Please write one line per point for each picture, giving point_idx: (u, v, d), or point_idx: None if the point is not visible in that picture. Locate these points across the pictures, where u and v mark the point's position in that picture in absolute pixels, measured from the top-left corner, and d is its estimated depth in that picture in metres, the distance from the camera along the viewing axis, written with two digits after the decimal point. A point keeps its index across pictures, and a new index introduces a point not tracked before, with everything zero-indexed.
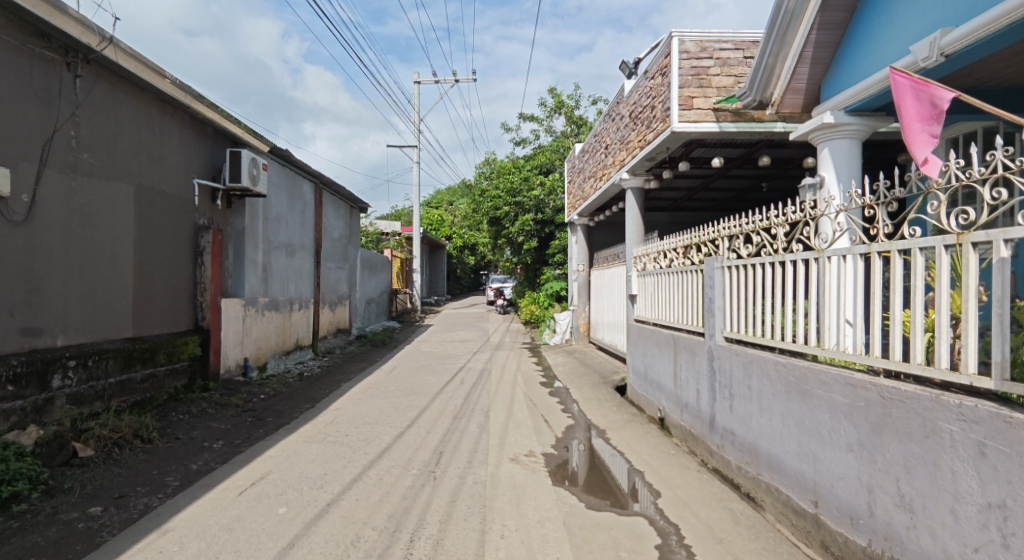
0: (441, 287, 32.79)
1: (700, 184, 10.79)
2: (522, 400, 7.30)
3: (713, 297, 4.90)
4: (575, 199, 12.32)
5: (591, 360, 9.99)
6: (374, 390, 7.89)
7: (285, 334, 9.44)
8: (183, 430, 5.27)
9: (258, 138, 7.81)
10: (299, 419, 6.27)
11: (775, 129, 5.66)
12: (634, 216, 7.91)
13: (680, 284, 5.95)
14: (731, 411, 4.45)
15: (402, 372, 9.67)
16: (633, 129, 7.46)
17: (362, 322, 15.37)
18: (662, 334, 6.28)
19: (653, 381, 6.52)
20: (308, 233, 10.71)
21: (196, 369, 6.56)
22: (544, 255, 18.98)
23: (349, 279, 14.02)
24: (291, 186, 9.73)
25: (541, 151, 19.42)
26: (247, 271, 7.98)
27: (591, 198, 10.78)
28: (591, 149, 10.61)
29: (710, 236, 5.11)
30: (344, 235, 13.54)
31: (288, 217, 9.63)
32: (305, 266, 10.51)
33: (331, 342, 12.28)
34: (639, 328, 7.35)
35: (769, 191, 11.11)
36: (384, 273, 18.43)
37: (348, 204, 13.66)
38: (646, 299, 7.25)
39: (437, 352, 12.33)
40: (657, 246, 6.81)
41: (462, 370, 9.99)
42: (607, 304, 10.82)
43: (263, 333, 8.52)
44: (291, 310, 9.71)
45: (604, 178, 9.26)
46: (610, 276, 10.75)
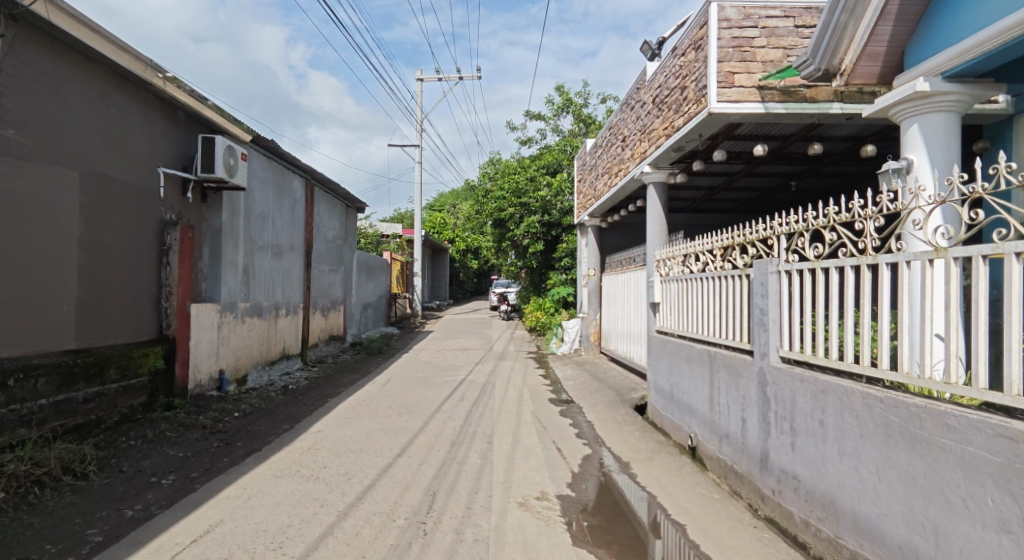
0: (442, 291, 31.99)
1: (723, 182, 10.08)
2: (530, 422, 6.45)
3: (766, 308, 4.05)
4: (586, 198, 11.51)
5: (603, 373, 9.11)
6: (364, 407, 7.04)
7: (269, 343, 8.62)
8: (130, 462, 4.45)
9: (239, 124, 7.02)
10: (274, 443, 5.43)
11: (830, 111, 4.90)
12: (656, 215, 7.08)
13: (716, 292, 5.10)
14: (792, 450, 3.61)
15: (398, 384, 8.82)
16: (657, 116, 6.67)
17: (358, 328, 14.54)
18: (694, 349, 5.43)
19: (682, 403, 5.68)
20: (298, 232, 9.92)
21: (158, 385, 5.73)
22: (550, 259, 18.18)
23: (344, 282, 13.21)
24: (280, 181, 8.98)
25: (548, 151, 18.68)
26: (226, 273, 7.17)
27: (604, 197, 9.98)
28: (604, 144, 9.81)
29: (760, 234, 4.25)
30: (339, 235, 12.75)
31: (275, 214, 8.84)
32: (294, 268, 9.74)
33: (323, 350, 11.45)
34: (662, 341, 6.52)
35: (798, 191, 10.38)
36: (382, 277, 17.61)
37: (342, 203, 12.89)
38: (671, 308, 6.41)
39: (436, 362, 11.47)
40: (685, 247, 5.98)
41: (463, 383, 9.14)
42: (621, 313, 9.95)
43: (243, 342, 7.70)
44: (276, 316, 8.90)
45: (620, 173, 8.45)
46: (625, 282, 9.91)
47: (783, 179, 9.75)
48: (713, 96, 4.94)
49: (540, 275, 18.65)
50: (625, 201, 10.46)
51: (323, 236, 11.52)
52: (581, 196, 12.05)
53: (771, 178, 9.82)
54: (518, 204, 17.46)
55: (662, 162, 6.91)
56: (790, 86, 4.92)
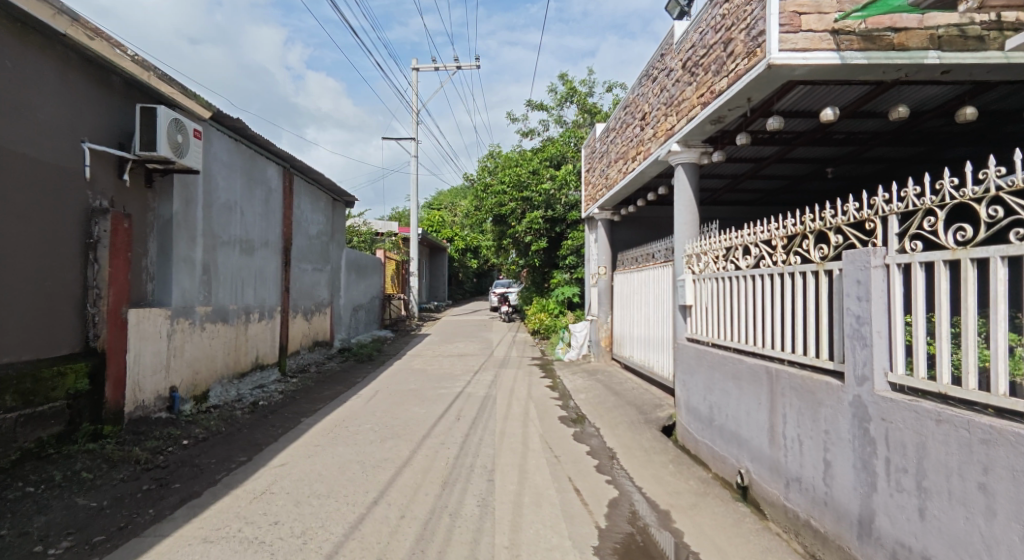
0: (441, 292, 30.86)
1: (750, 170, 9.06)
2: (539, 450, 5.37)
3: (862, 316, 2.97)
4: (596, 189, 10.46)
5: (619, 385, 8.03)
6: (340, 430, 5.95)
7: (237, 352, 7.54)
8: (15, 521, 3.39)
9: (193, 97, 5.94)
10: (222, 483, 4.35)
11: (925, 61, 3.84)
12: (685, 202, 6.02)
13: (776, 293, 4.03)
14: (920, 519, 2.53)
15: (385, 399, 7.75)
16: (688, 84, 5.62)
17: (348, 333, 13.46)
18: (744, 365, 4.36)
19: (728, 430, 4.63)
20: (275, 227, 8.85)
21: (81, 409, 4.64)
22: (553, 257, 17.12)
23: (331, 283, 12.13)
24: (250, 168, 7.93)
25: (551, 143, 17.62)
26: (180, 273, 6.10)
27: (618, 186, 8.92)
28: (618, 127, 8.74)
29: (852, 215, 3.16)
30: (324, 231, 11.68)
31: (244, 205, 7.77)
32: (271, 265, 8.70)
33: (306, 357, 10.36)
34: (697, 352, 5.44)
35: (832, 179, 9.37)
36: (376, 277, 16.56)
37: (328, 196, 11.83)
38: (709, 311, 5.32)
39: (430, 371, 10.38)
40: (727, 240, 4.93)
41: (459, 397, 8.04)
42: (639, 315, 8.84)
43: (203, 352, 6.63)
44: (247, 320, 7.83)
45: (639, 156, 7.38)
46: (642, 281, 8.83)
47: (819, 165, 8.75)
48: (773, 44, 3.88)
49: (543, 274, 17.56)
50: (640, 191, 9.43)
51: (305, 231, 10.46)
52: (590, 187, 11.01)
53: (805, 165, 8.81)
54: (520, 199, 16.59)
55: (693, 139, 5.87)
56: (873, 30, 3.86)
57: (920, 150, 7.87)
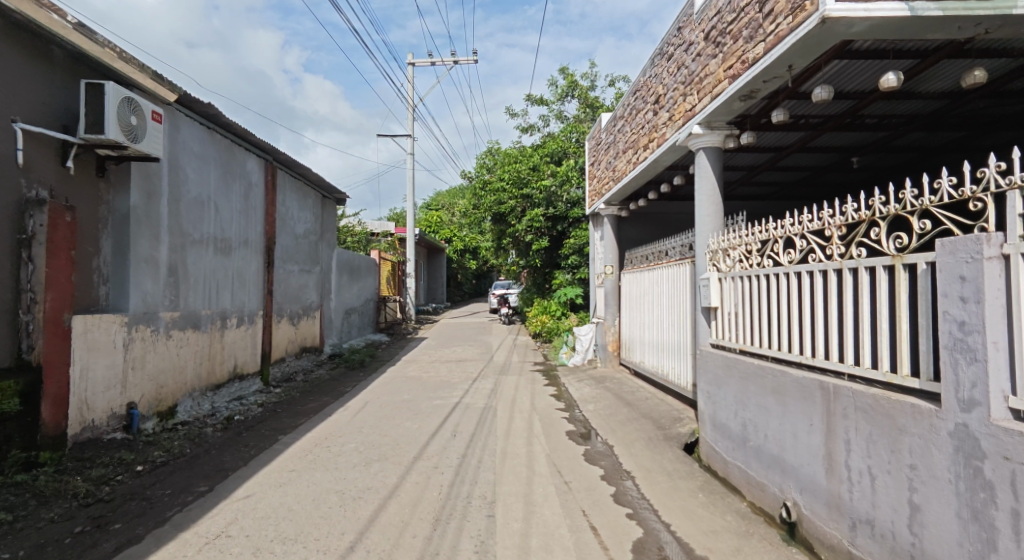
0: (440, 294, 30.21)
1: (768, 160, 8.43)
2: (547, 475, 4.70)
3: (970, 323, 2.31)
4: (603, 182, 9.81)
5: (631, 395, 7.36)
6: (321, 451, 5.27)
7: (212, 362, 6.87)
8: None
9: (152, 75, 5.26)
10: (171, 522, 3.67)
11: (1013, 12, 3.18)
12: (708, 192, 5.36)
13: (832, 294, 3.37)
14: None
15: (375, 412, 7.08)
16: (712, 56, 4.97)
17: (339, 337, 12.79)
18: (790, 378, 3.70)
19: (769, 454, 3.96)
20: (256, 225, 8.17)
21: (11, 433, 3.97)
22: (555, 257, 16.46)
23: (320, 285, 11.46)
24: (227, 160, 7.25)
25: (552, 138, 16.98)
26: (141, 275, 5.42)
27: (626, 179, 8.26)
28: (626, 114, 8.09)
29: (947, 196, 2.51)
30: (313, 230, 11.01)
31: (221, 201, 7.08)
32: (252, 266, 8.02)
33: (293, 365, 9.69)
34: (726, 361, 4.78)
35: (857, 170, 8.74)
36: (370, 278, 15.90)
37: (316, 192, 11.16)
38: (739, 315, 4.66)
39: (426, 378, 9.71)
40: (762, 233, 4.26)
41: (457, 408, 7.37)
42: (651, 318, 8.17)
43: (172, 363, 5.95)
44: (223, 326, 7.15)
45: (653, 143, 6.73)
46: (654, 282, 8.17)
47: (844, 154, 8.12)
48: None
49: (545, 275, 16.88)
50: (648, 184, 8.80)
51: (291, 230, 9.80)
52: (595, 181, 10.36)
53: (828, 154, 8.18)
54: (519, 196, 15.98)
55: (716, 120, 5.23)
56: None
57: (957, 136, 7.25)
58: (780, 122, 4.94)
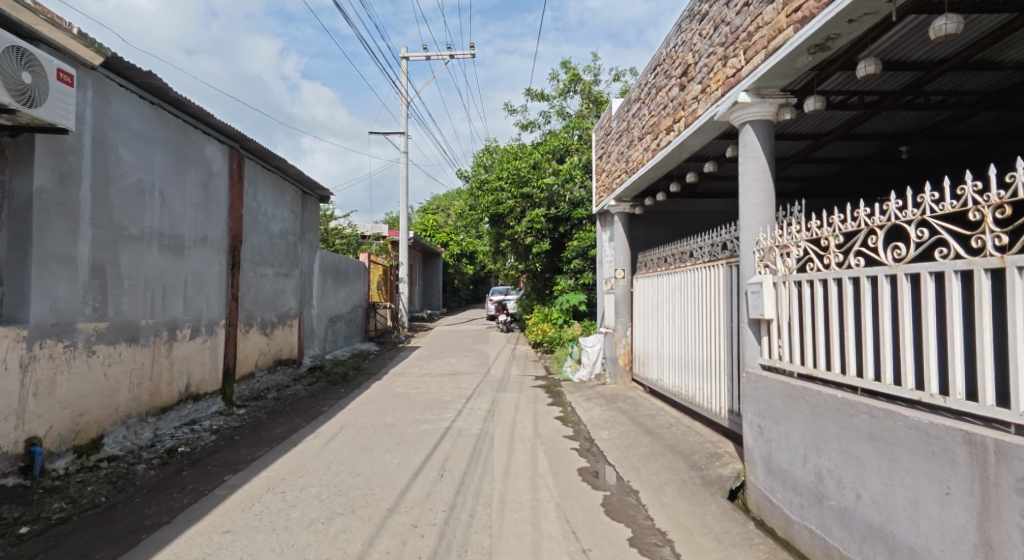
0: (436, 300, 29.14)
1: (802, 150, 7.44)
2: (559, 539, 3.62)
3: None
4: (613, 176, 8.80)
5: (651, 420, 6.30)
6: (270, 500, 4.19)
7: (156, 381, 5.78)
8: None
9: (62, 27, 4.22)
10: None
11: None
12: (757, 176, 4.33)
13: (983, 305, 2.32)
14: None
15: (351, 439, 6.01)
16: (769, 1, 3.97)
17: (322, 348, 11.70)
18: (904, 424, 2.65)
19: (864, 522, 2.91)
20: (218, 221, 7.09)
21: None
22: (556, 261, 15.45)
23: (300, 290, 10.39)
24: (179, 143, 6.19)
25: (553, 136, 15.99)
26: (50, 277, 4.37)
27: (642, 170, 7.23)
28: (645, 94, 7.06)
29: None
30: (291, 229, 9.96)
31: (171, 190, 6.00)
32: (212, 269, 6.93)
33: (265, 381, 8.59)
34: (787, 389, 3.73)
35: (902, 161, 7.75)
36: (358, 283, 14.82)
37: (295, 187, 10.11)
38: (808, 330, 3.62)
39: (414, 396, 8.61)
40: (845, 225, 3.23)
41: (448, 435, 6.30)
42: (671, 330, 7.09)
43: (96, 385, 4.86)
44: (172, 338, 6.06)
45: (681, 123, 5.70)
46: (674, 288, 7.11)
47: (892, 142, 7.13)
48: None
49: (545, 280, 15.83)
50: (665, 178, 7.80)
51: (265, 228, 8.73)
52: (605, 176, 9.35)
53: (873, 142, 7.19)
54: (519, 196, 14.98)
55: (768, 85, 4.23)
56: None
57: None
58: (864, 77, 3.98)
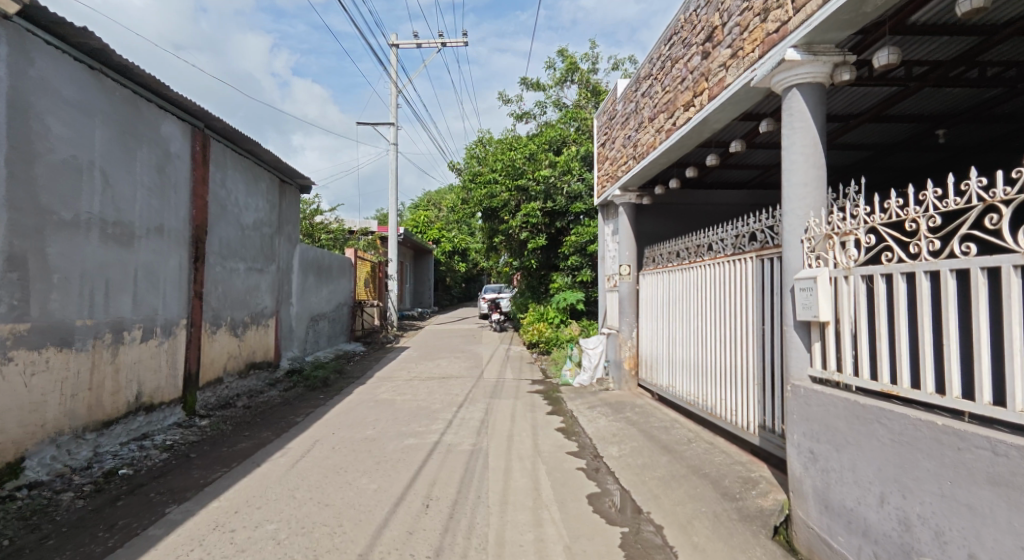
0: (426, 298, 28.31)
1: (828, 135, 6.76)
2: None
3: None
4: (618, 163, 8.08)
5: (666, 434, 5.59)
6: (216, 543, 3.42)
7: (98, 391, 4.99)
8: None
9: None
10: None
11: None
12: (806, 150, 3.61)
13: None
14: None
15: (324, 457, 5.25)
16: None
17: (302, 349, 10.90)
18: None
19: None
20: (178, 208, 6.28)
21: None
22: (552, 257, 14.76)
23: (276, 287, 9.59)
24: (128, 117, 5.40)
25: (550, 126, 15.27)
26: None
27: (653, 154, 6.50)
28: (657, 68, 6.33)
29: None
30: (267, 221, 9.16)
31: (117, 170, 5.21)
32: (170, 262, 6.14)
33: (234, 387, 7.79)
34: (855, 410, 3.01)
35: (935, 147, 7.08)
36: (343, 280, 14.01)
37: (272, 174, 9.30)
38: (884, 336, 2.91)
39: (400, 403, 7.85)
40: (946, 203, 2.53)
41: (435, 451, 5.55)
42: (685, 332, 6.40)
43: (12, 399, 4.06)
44: (118, 342, 5.26)
45: (704, 95, 4.96)
46: (688, 286, 6.42)
47: (926, 126, 6.47)
48: None
49: (540, 277, 15.11)
50: (673, 167, 7.15)
51: (236, 219, 7.93)
52: (608, 163, 8.63)
53: (905, 126, 6.53)
54: (514, 188, 14.23)
55: (822, 39, 3.49)
56: None
57: None
58: (966, 14, 3.40)
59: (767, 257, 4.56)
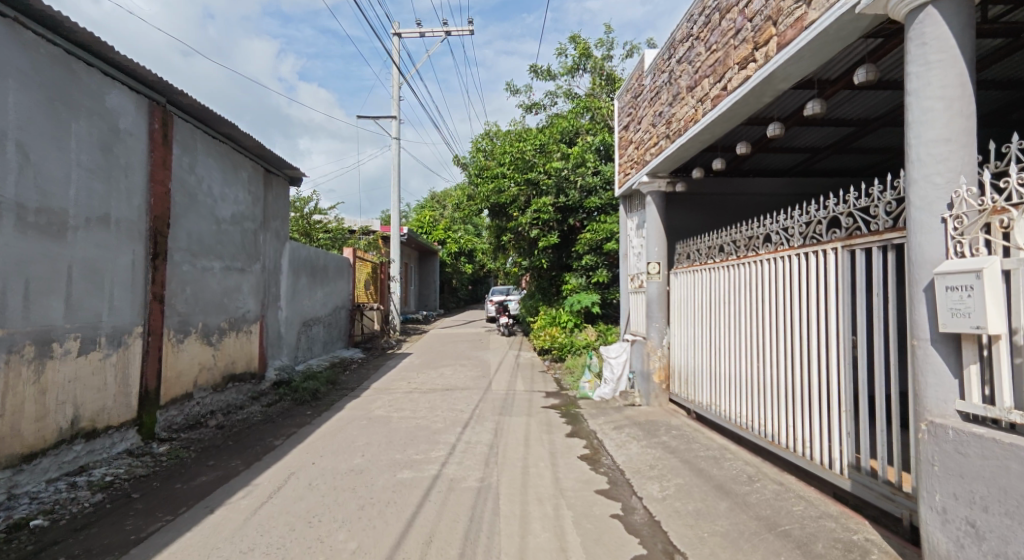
0: (431, 300, 27.25)
1: (895, 109, 5.86)
2: None
3: None
4: (646, 146, 7.06)
5: (719, 467, 4.53)
6: None
7: (13, 419, 4.00)
8: None
9: None
10: None
11: None
12: (947, 92, 2.58)
13: None
14: None
15: (297, 500, 4.23)
16: None
17: (293, 357, 9.91)
18: None
19: None
20: (130, 195, 5.31)
21: None
22: (564, 256, 13.75)
23: (261, 289, 8.62)
24: (58, 82, 4.45)
25: (562, 116, 14.25)
26: None
27: (692, 128, 5.48)
28: (700, 24, 5.31)
29: None
30: (250, 214, 8.20)
31: (40, 145, 4.26)
32: (120, 259, 5.18)
33: (207, 404, 6.79)
34: None
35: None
36: (340, 282, 13.02)
37: (256, 162, 8.35)
38: None
39: (396, 421, 6.83)
40: None
41: (434, 489, 4.51)
42: (731, 342, 5.37)
43: None
44: (44, 357, 4.29)
45: (773, 42, 3.96)
46: (733, 287, 5.38)
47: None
48: None
49: (552, 278, 14.07)
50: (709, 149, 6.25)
51: (211, 211, 6.97)
52: (633, 147, 7.61)
53: (996, 94, 5.44)
54: (523, 182, 13.22)
55: None
56: None
57: None
58: None
59: (859, 247, 3.54)
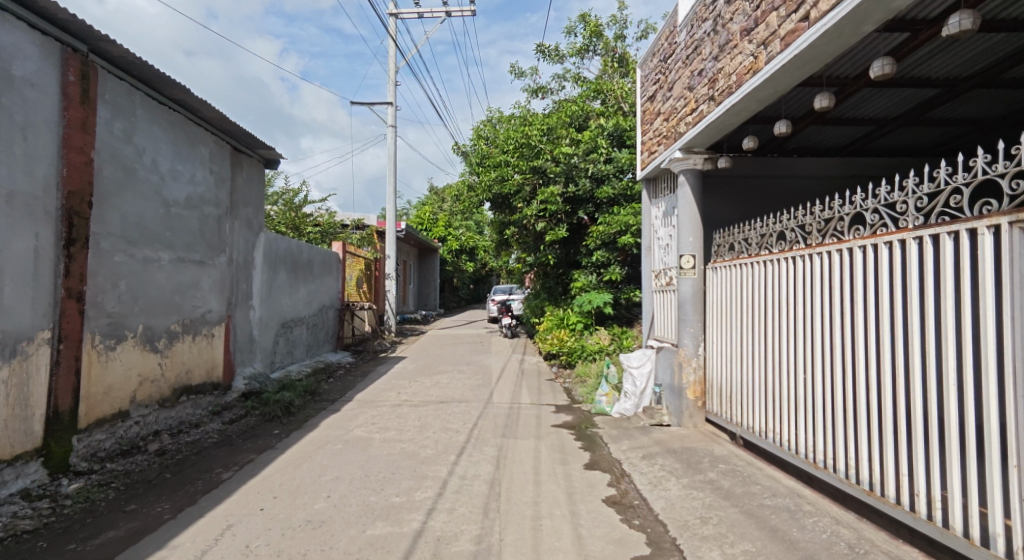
0: (432, 300, 26.01)
1: (990, 68, 4.67)
2: None
3: None
4: (679, 114, 5.88)
5: (800, 529, 3.33)
6: None
7: None
8: None
9: None
10: None
11: None
12: None
13: None
14: None
15: None
16: None
17: (267, 363, 8.73)
18: None
19: None
20: (29, 163, 4.16)
21: None
22: (573, 252, 12.57)
23: (227, 285, 7.45)
24: None
25: (570, 100, 13.07)
26: None
27: (749, 82, 4.31)
28: None
29: None
30: (212, 198, 7.04)
31: None
32: (14, 245, 4.03)
33: (149, 423, 5.62)
34: None
35: None
36: (327, 279, 11.83)
37: (221, 138, 7.20)
38: None
39: (378, 445, 5.63)
40: None
41: (414, 553, 3.33)
42: (799, 354, 4.15)
43: None
44: None
45: None
46: (803, 283, 4.15)
47: None
48: None
49: (558, 276, 12.90)
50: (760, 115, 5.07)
51: (157, 190, 5.81)
52: (662, 119, 6.43)
53: None
54: (529, 170, 12.05)
55: None
56: None
57: None
58: None
59: None
